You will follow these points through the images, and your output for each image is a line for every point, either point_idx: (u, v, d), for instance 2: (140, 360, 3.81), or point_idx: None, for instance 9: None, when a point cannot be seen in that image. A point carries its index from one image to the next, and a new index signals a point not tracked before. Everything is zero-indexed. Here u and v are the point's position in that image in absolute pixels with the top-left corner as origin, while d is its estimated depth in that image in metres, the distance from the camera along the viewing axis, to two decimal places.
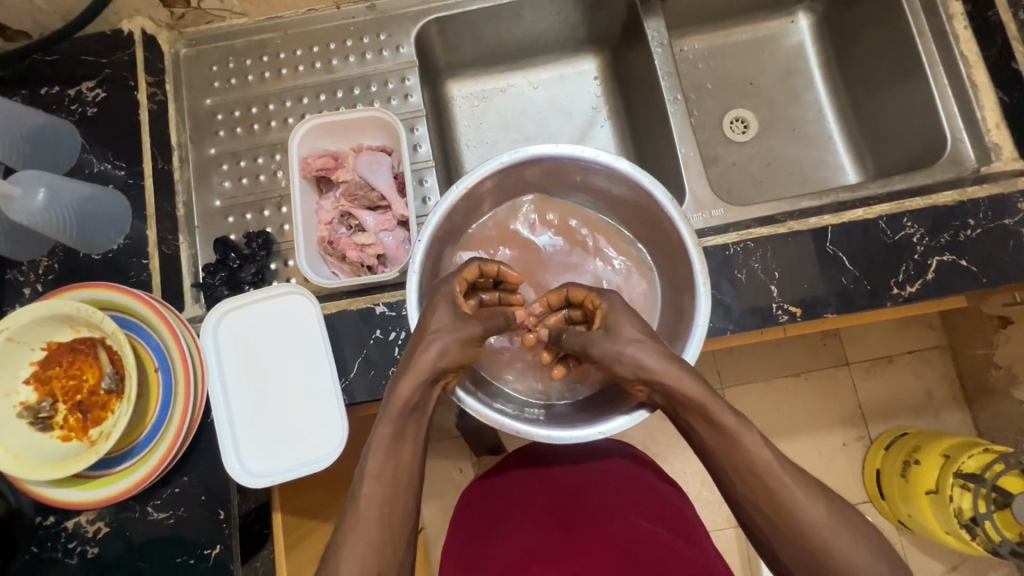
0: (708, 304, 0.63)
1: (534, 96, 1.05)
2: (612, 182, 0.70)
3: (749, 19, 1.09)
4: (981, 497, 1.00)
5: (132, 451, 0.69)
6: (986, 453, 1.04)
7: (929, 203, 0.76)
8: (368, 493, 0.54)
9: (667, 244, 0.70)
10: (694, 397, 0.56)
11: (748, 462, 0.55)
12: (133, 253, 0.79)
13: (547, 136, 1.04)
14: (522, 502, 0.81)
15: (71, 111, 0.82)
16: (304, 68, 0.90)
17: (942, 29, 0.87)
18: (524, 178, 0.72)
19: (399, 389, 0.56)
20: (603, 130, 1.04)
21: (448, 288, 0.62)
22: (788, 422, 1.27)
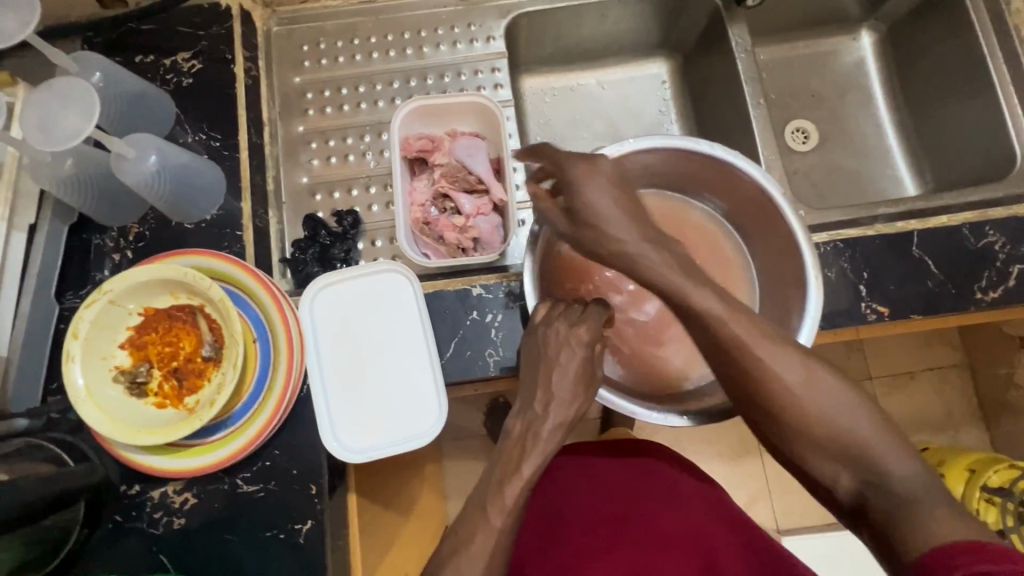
0: (819, 298, 0.66)
1: (603, 96, 1.08)
2: (722, 176, 0.73)
3: (812, 35, 1.12)
4: (1008, 512, 1.01)
5: (228, 421, 0.68)
6: (1010, 470, 1.04)
7: (1009, 214, 0.79)
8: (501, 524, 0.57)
9: (772, 239, 0.73)
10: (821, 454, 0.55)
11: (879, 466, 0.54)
12: (226, 225, 0.78)
13: (618, 135, 1.06)
14: (566, 500, 0.77)
15: (167, 80, 0.82)
16: (394, 53, 0.91)
17: (1014, 51, 0.91)
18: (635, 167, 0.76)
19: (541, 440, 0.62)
20: (671, 132, 1.07)
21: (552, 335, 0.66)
22: None
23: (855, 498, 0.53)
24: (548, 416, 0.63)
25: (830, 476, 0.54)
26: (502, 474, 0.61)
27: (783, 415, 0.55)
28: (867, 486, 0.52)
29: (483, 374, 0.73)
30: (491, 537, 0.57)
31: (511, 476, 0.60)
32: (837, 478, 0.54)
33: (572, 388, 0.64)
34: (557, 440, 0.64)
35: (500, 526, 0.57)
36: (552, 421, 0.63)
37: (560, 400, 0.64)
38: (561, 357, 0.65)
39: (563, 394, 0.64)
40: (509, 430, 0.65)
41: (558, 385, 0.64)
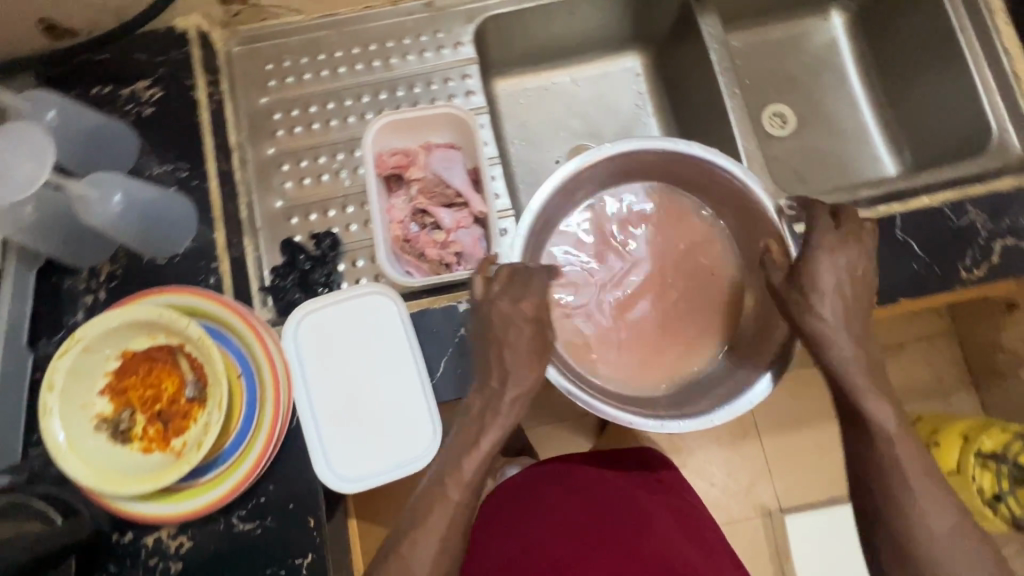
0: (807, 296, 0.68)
1: (579, 94, 1.06)
2: (704, 177, 0.74)
3: (783, 18, 1.12)
4: (1003, 475, 1.01)
5: (219, 460, 0.67)
6: (1002, 433, 1.04)
7: (988, 190, 0.79)
8: (460, 498, 0.59)
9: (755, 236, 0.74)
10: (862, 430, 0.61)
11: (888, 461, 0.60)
12: (201, 258, 0.76)
13: (596, 133, 1.05)
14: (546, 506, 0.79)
15: (126, 111, 0.79)
16: (362, 66, 0.88)
17: (983, 25, 0.91)
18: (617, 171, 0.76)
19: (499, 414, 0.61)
20: (648, 126, 1.06)
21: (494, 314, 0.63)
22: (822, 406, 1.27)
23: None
24: (505, 393, 0.62)
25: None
26: (462, 447, 0.61)
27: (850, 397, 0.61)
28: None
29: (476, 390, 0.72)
30: (448, 510, 0.59)
31: (470, 450, 0.60)
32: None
33: (526, 363, 0.62)
34: (517, 413, 0.62)
35: (457, 497, 0.60)
36: (509, 396, 0.62)
37: (515, 375, 0.62)
38: (510, 335, 0.62)
39: (516, 369, 0.61)
40: (468, 407, 0.63)
41: (510, 361, 0.61)
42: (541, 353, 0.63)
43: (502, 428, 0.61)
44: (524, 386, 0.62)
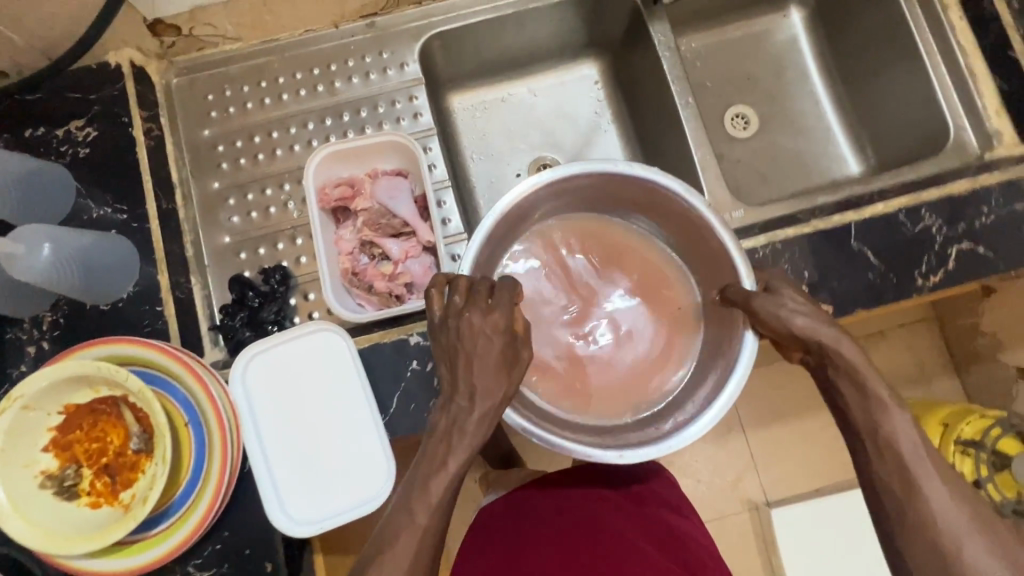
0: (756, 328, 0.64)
1: (536, 104, 1.04)
2: (653, 200, 0.70)
3: (743, 17, 1.09)
4: (982, 462, 1.00)
5: (169, 511, 0.66)
6: (982, 419, 1.04)
7: (943, 194, 0.77)
8: (427, 523, 0.53)
9: (708, 260, 0.70)
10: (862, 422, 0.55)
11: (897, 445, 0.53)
12: (146, 301, 0.74)
13: (555, 144, 1.03)
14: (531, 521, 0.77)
15: (62, 153, 0.77)
16: (305, 91, 0.86)
17: (938, 20, 0.88)
18: (563, 196, 0.72)
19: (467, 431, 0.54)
20: (608, 134, 1.04)
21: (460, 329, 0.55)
22: (802, 400, 1.26)
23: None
24: (474, 409, 0.54)
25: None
26: (425, 473, 0.54)
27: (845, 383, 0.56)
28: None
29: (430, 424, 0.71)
30: (415, 537, 0.53)
31: (436, 471, 0.53)
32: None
33: (494, 376, 0.54)
34: (487, 430, 0.55)
35: (426, 522, 0.53)
36: (478, 412, 0.54)
37: (484, 390, 0.54)
38: (476, 348, 0.55)
39: (482, 384, 0.54)
40: (434, 425, 0.56)
41: (473, 375, 0.54)
42: (507, 368, 0.55)
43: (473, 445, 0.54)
44: (494, 402, 0.55)
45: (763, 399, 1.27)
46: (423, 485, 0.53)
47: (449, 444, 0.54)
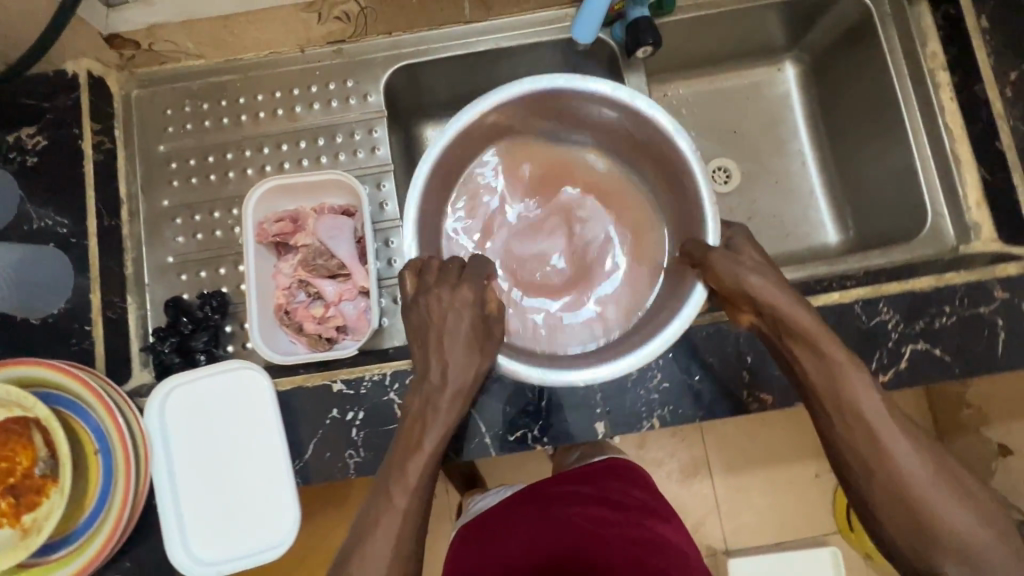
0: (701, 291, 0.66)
1: None
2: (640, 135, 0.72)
3: (735, 66, 1.01)
4: None
5: (69, 538, 0.65)
6: None
7: (906, 288, 0.74)
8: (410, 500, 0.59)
9: (678, 190, 0.72)
10: (825, 386, 0.59)
11: (855, 403, 0.58)
12: (75, 319, 0.73)
13: None
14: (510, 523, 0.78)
15: (9, 159, 0.76)
16: (265, 114, 0.84)
17: (929, 101, 0.84)
18: (543, 112, 0.74)
19: (439, 408, 0.63)
20: None
21: (445, 322, 0.64)
22: (769, 457, 1.21)
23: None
24: (445, 386, 0.63)
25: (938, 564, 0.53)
26: (405, 449, 0.62)
27: (804, 346, 0.61)
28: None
29: (342, 477, 0.70)
30: (396, 518, 0.58)
31: (413, 454, 0.61)
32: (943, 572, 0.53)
33: (466, 354, 0.64)
34: (458, 408, 0.64)
35: (405, 505, 0.59)
36: (449, 391, 0.64)
37: (456, 366, 0.64)
38: (447, 323, 0.64)
39: (454, 360, 0.64)
40: (406, 409, 0.64)
41: (447, 354, 0.64)
42: (477, 344, 0.65)
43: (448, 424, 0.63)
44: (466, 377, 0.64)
45: (733, 445, 1.22)
46: (402, 466, 0.60)
47: (427, 421, 0.63)
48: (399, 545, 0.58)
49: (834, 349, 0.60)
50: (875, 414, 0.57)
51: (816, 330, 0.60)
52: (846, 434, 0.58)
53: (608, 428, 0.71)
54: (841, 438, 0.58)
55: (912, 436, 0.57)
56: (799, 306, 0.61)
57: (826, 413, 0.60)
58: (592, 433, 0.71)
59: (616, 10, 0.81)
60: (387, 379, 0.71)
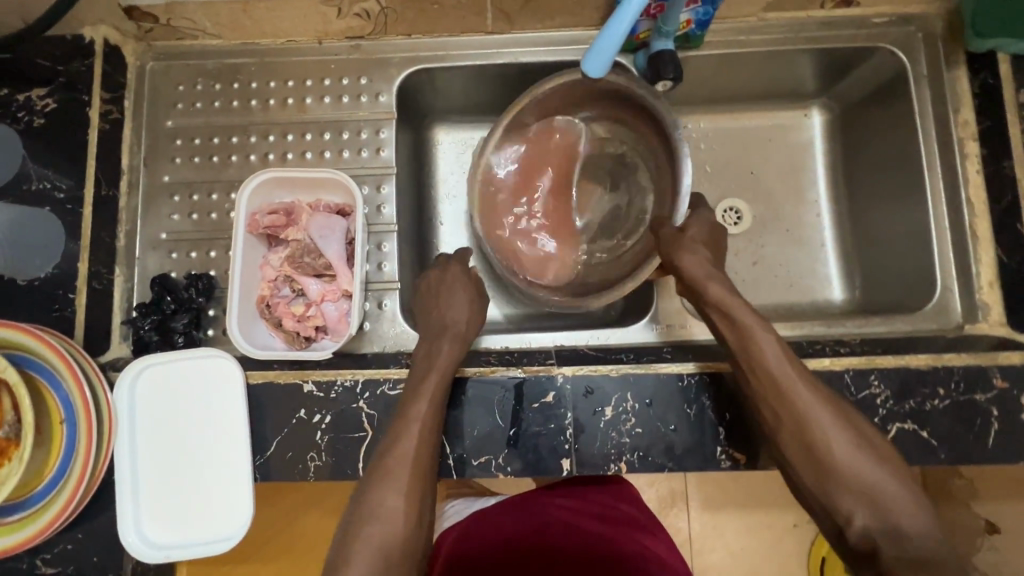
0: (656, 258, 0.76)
1: None
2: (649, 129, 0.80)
3: (761, 106, 0.98)
4: None
5: (26, 503, 0.66)
6: None
7: (901, 363, 0.71)
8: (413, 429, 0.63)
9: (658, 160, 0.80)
10: (740, 350, 0.66)
11: (764, 361, 0.64)
12: (60, 285, 0.74)
13: None
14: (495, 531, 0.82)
15: (17, 118, 0.77)
16: (275, 102, 0.83)
17: (953, 171, 0.81)
18: (573, 98, 0.82)
19: (441, 351, 0.70)
20: None
21: (445, 280, 0.77)
22: (746, 503, 1.19)
23: (863, 541, 0.55)
24: (448, 331, 0.72)
25: (847, 511, 0.57)
26: (417, 380, 0.67)
27: (718, 313, 0.68)
28: (883, 531, 0.54)
29: (300, 479, 0.69)
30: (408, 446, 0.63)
31: (423, 379, 0.67)
32: (851, 517, 0.56)
33: (466, 309, 0.75)
34: (459, 351, 0.71)
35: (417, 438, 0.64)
36: (451, 334, 0.72)
37: (457, 314, 0.74)
38: (450, 288, 0.76)
39: (462, 311, 0.75)
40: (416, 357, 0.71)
41: (458, 304, 0.75)
42: (481, 307, 0.77)
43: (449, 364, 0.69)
44: (463, 324, 0.74)
45: (713, 485, 1.20)
46: (415, 389, 0.67)
47: (434, 364, 0.69)
48: (415, 470, 0.63)
49: (739, 310, 0.66)
50: (784, 371, 0.63)
51: (724, 296, 0.68)
52: (762, 392, 0.64)
53: (575, 466, 0.70)
54: (756, 393, 0.64)
55: (819, 394, 0.62)
56: (709, 277, 0.70)
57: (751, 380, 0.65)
58: (558, 469, 0.70)
59: (640, 39, 0.80)
60: (359, 387, 0.71)
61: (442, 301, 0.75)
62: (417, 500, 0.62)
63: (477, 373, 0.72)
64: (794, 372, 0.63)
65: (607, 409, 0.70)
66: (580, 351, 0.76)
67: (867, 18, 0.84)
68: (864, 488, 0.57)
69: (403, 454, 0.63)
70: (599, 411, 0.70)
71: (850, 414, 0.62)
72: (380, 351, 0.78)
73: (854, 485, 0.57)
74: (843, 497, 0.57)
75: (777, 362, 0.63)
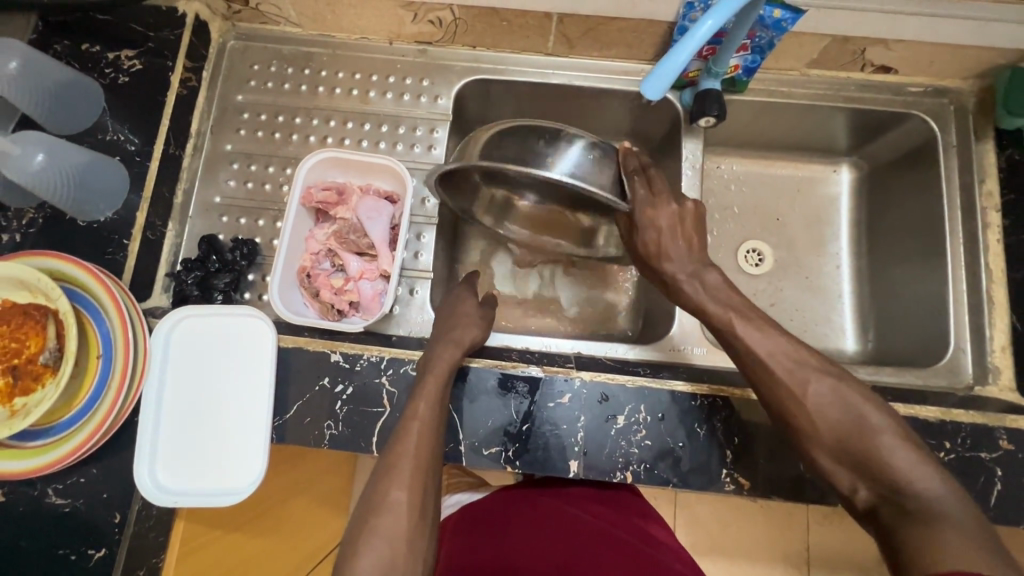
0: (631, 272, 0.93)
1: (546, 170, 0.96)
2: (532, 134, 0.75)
3: (794, 157, 1.03)
4: None
5: (50, 430, 0.68)
6: None
7: (911, 412, 0.72)
8: (424, 412, 0.67)
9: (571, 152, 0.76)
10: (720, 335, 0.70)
11: (737, 347, 0.68)
12: (117, 231, 0.78)
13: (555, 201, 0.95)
14: (505, 514, 0.84)
15: (105, 74, 0.83)
16: (340, 91, 0.89)
17: (974, 237, 0.84)
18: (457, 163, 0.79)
19: (435, 353, 0.71)
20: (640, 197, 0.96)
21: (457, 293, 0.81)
22: (735, 550, 1.18)
23: (872, 510, 0.59)
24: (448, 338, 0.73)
25: (850, 483, 0.60)
26: (434, 364, 0.71)
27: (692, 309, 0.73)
28: (885, 497, 0.57)
29: (314, 445, 0.71)
30: (421, 427, 0.66)
31: (435, 367, 0.70)
32: (856, 488, 0.60)
33: (478, 315, 0.78)
34: (458, 354, 0.72)
35: (433, 418, 0.67)
36: (451, 340, 0.73)
37: (462, 321, 0.76)
38: (460, 303, 0.79)
39: (465, 319, 0.76)
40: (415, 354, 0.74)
41: (463, 312, 0.77)
42: (489, 317, 0.79)
43: None
44: (465, 337, 0.74)
45: (706, 525, 1.20)
46: (430, 373, 0.70)
47: (434, 366, 0.70)
48: (428, 448, 0.65)
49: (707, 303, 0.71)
50: (758, 352, 0.66)
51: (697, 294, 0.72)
52: (752, 379, 0.67)
53: (582, 470, 0.71)
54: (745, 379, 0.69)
55: (797, 371, 0.64)
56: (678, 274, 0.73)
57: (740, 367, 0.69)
58: (565, 471, 0.71)
59: (690, 77, 0.85)
60: (383, 363, 0.73)
61: (456, 313, 0.77)
62: (429, 477, 0.63)
63: (498, 367, 0.74)
64: (766, 353, 0.66)
65: (619, 418, 0.72)
66: (598, 360, 0.78)
67: (903, 86, 0.89)
68: (869, 469, 0.58)
69: (421, 432, 0.65)
70: (611, 418, 0.72)
71: (840, 382, 0.63)
72: (406, 335, 0.80)
73: (856, 463, 0.59)
74: (844, 471, 0.61)
75: (745, 344, 0.67)
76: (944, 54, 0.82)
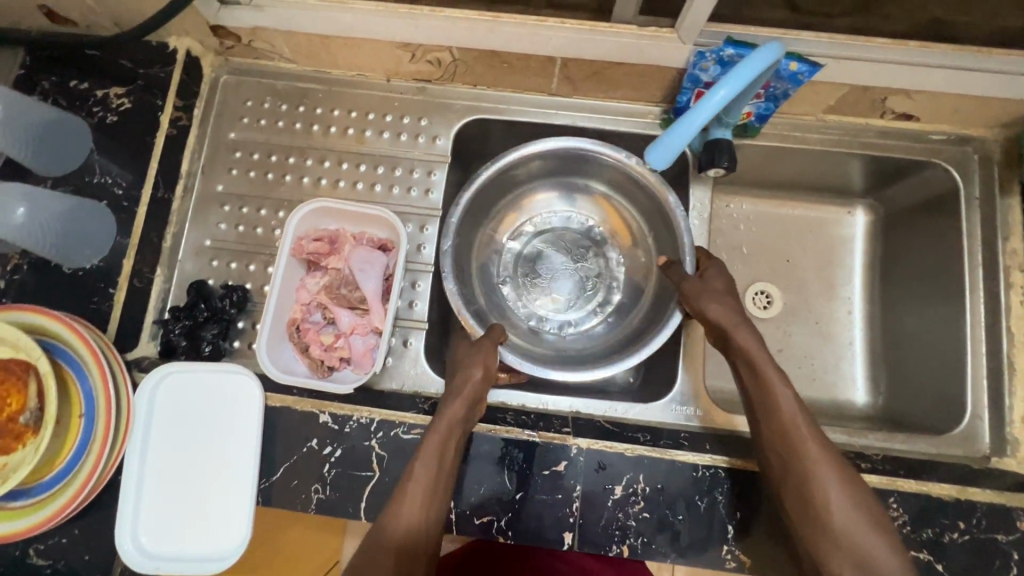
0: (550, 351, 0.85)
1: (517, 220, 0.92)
2: (640, 190, 0.84)
3: (807, 197, 0.99)
4: None
5: (30, 492, 0.66)
6: None
7: (923, 489, 0.69)
8: None
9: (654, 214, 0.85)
10: (767, 376, 0.64)
11: (779, 412, 0.63)
12: (103, 279, 0.76)
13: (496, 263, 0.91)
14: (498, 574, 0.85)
15: (92, 112, 0.80)
16: (336, 130, 0.86)
17: (996, 296, 0.80)
18: (560, 167, 0.87)
19: (449, 407, 0.66)
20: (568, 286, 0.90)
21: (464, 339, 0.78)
22: None
23: None
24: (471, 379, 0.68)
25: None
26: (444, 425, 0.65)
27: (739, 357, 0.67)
28: None
29: (301, 510, 0.69)
30: None
31: (434, 428, 0.64)
32: None
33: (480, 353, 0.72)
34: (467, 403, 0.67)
35: None
36: (465, 380, 0.68)
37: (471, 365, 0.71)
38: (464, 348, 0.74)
39: (474, 357, 0.71)
40: (406, 416, 0.71)
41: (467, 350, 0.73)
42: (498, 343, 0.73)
43: (457, 420, 0.65)
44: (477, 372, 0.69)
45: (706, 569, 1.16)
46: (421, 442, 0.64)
47: (438, 421, 0.65)
48: None
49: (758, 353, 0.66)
50: (798, 419, 0.62)
51: (754, 346, 0.66)
52: (776, 445, 0.63)
53: (577, 542, 0.68)
54: (764, 441, 0.64)
55: (830, 457, 0.61)
56: (728, 311, 0.69)
57: (769, 422, 0.64)
58: (558, 542, 0.69)
59: None
60: (373, 425, 0.71)
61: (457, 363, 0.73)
62: None
63: (493, 430, 0.71)
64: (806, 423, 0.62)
65: (616, 488, 0.69)
66: (597, 422, 0.76)
67: (925, 133, 0.85)
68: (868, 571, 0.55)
69: None
70: (609, 487, 0.69)
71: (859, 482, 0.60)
72: (398, 389, 0.78)
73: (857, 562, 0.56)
74: (838, 563, 0.57)
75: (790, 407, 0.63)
76: (970, 104, 0.78)
